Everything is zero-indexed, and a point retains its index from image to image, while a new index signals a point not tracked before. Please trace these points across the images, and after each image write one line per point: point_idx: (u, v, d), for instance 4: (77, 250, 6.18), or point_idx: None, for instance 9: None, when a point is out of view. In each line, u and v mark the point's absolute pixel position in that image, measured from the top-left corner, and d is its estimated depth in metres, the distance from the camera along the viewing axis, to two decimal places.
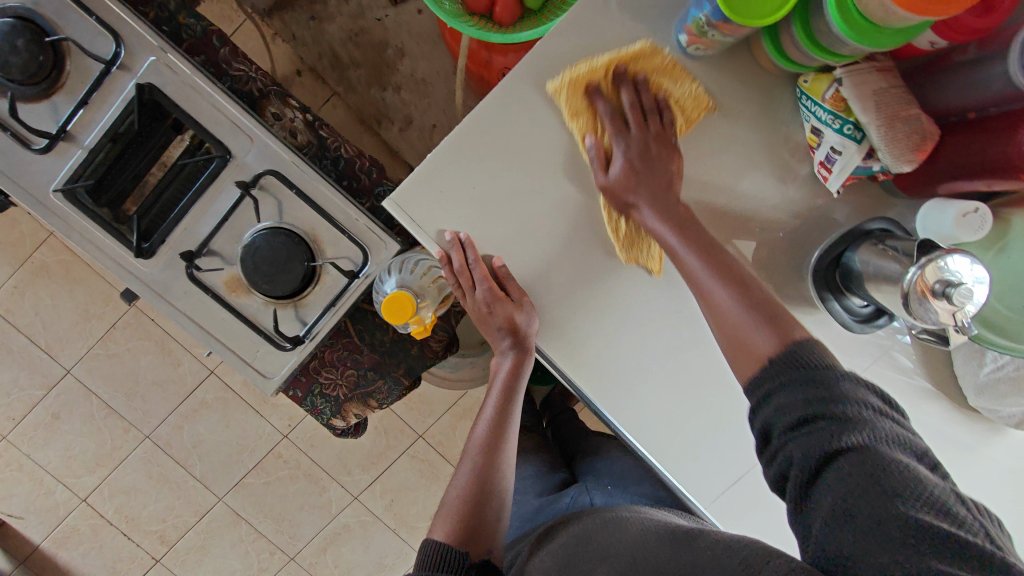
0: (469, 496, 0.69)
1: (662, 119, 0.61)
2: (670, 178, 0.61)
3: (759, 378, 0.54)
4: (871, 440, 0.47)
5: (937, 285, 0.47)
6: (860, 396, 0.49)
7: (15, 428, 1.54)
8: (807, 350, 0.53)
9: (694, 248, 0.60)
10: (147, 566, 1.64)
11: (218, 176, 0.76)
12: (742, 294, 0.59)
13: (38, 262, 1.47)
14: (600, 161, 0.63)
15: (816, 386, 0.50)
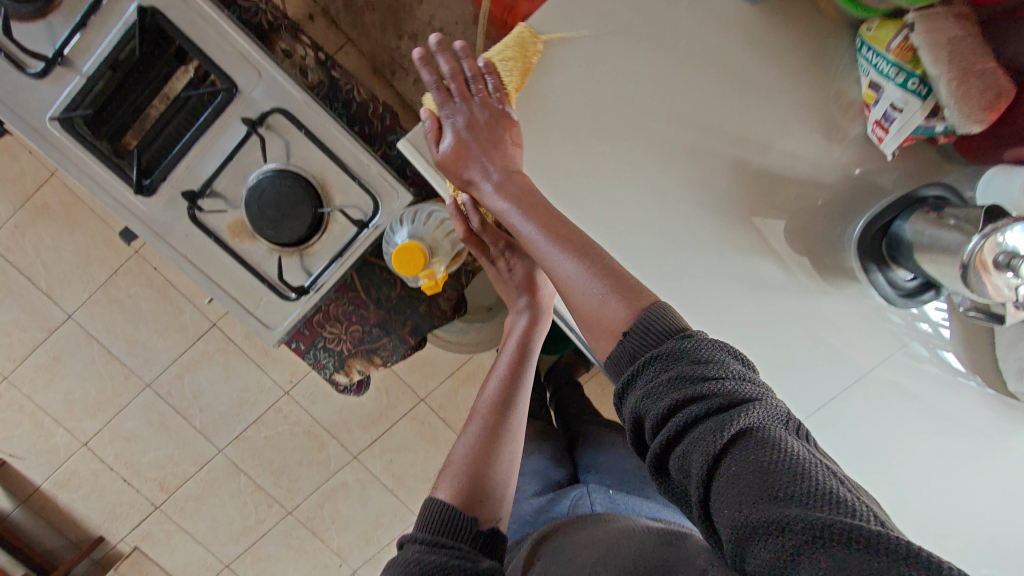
0: (479, 454, 0.66)
1: (487, 86, 0.60)
2: (503, 145, 0.58)
3: (622, 362, 0.47)
4: (746, 417, 0.39)
5: (999, 258, 0.44)
6: (716, 368, 0.42)
7: (16, 369, 1.54)
8: (659, 317, 0.47)
9: (536, 220, 0.54)
10: (146, 512, 1.65)
11: (224, 111, 0.71)
12: (597, 264, 0.51)
13: (39, 202, 1.44)
14: (434, 134, 0.61)
15: (674, 364, 0.43)
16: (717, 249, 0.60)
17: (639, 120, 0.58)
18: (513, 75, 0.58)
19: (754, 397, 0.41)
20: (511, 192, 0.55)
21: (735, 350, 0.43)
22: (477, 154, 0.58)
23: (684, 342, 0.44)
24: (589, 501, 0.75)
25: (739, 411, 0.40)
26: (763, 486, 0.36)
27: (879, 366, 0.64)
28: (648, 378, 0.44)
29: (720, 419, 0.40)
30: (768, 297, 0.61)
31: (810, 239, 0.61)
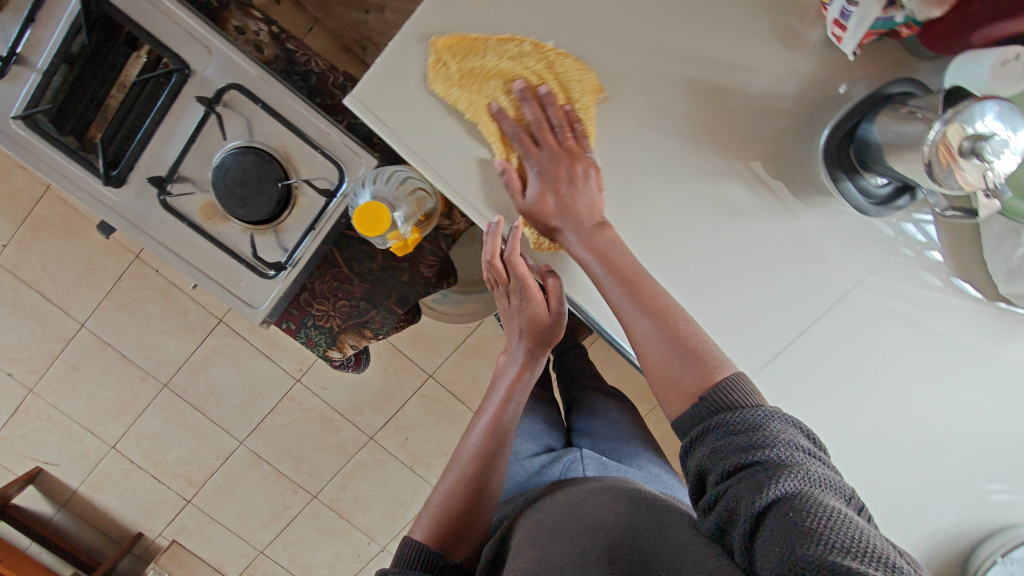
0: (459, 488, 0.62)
1: (573, 133, 0.57)
2: (591, 195, 0.57)
3: (692, 416, 0.48)
4: (797, 480, 0.39)
5: (964, 144, 0.42)
6: (785, 433, 0.43)
7: (40, 380, 1.59)
8: (734, 386, 0.48)
9: (616, 280, 0.56)
10: (179, 507, 1.71)
11: (180, 92, 0.71)
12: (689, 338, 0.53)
13: (38, 217, 1.48)
14: (516, 182, 0.59)
15: (744, 424, 0.44)
16: (681, 175, 0.59)
17: (588, 50, 0.57)
18: (592, 117, 0.58)
19: (810, 464, 0.41)
20: (594, 254, 0.57)
21: (805, 424, 0.44)
22: (567, 209, 0.57)
23: (750, 410, 0.45)
24: (581, 466, 0.71)
25: (788, 472, 0.40)
26: (803, 541, 0.36)
27: (860, 284, 0.62)
28: (710, 443, 0.45)
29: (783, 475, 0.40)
30: (739, 220, 0.60)
31: (777, 157, 0.59)
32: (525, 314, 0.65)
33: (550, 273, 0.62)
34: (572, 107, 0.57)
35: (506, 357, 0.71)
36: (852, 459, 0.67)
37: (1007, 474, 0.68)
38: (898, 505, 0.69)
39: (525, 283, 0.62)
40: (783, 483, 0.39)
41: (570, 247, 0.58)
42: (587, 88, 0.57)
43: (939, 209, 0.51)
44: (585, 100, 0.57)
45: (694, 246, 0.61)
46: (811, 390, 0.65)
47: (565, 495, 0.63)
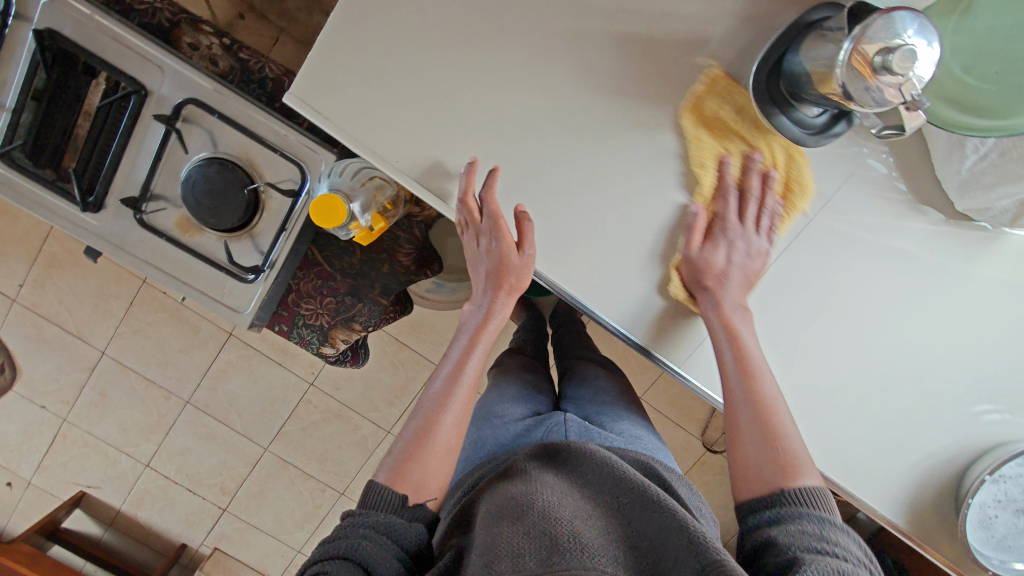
0: (422, 432, 0.58)
1: (767, 212, 0.61)
2: (752, 277, 0.61)
3: (767, 494, 0.52)
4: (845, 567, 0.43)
5: (877, 58, 0.43)
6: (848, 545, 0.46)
7: (72, 409, 1.68)
8: (813, 493, 0.52)
9: (738, 353, 0.59)
10: (216, 516, 1.78)
11: (140, 114, 0.74)
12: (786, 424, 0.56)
13: (48, 254, 1.55)
14: (700, 229, 0.62)
15: (811, 523, 0.48)
16: (619, 131, 0.60)
17: (511, 19, 0.57)
18: (791, 216, 0.62)
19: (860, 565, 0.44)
20: (737, 329, 0.60)
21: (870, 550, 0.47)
22: (723, 280, 0.61)
23: (813, 512, 0.49)
24: (563, 428, 0.72)
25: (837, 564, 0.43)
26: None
27: (815, 218, 0.62)
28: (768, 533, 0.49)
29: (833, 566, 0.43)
30: (682, 169, 0.61)
31: (712, 102, 0.59)
32: (490, 252, 0.62)
33: (522, 212, 0.62)
34: (784, 199, 0.61)
35: (470, 306, 0.67)
36: (829, 393, 0.68)
37: (995, 393, 0.67)
38: (884, 435, 0.69)
39: (497, 223, 0.61)
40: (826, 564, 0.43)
41: (707, 307, 0.61)
42: (800, 189, 0.61)
43: (874, 129, 0.49)
44: (795, 195, 0.61)
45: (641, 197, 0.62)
46: (779, 330, 0.66)
47: (527, 462, 0.60)
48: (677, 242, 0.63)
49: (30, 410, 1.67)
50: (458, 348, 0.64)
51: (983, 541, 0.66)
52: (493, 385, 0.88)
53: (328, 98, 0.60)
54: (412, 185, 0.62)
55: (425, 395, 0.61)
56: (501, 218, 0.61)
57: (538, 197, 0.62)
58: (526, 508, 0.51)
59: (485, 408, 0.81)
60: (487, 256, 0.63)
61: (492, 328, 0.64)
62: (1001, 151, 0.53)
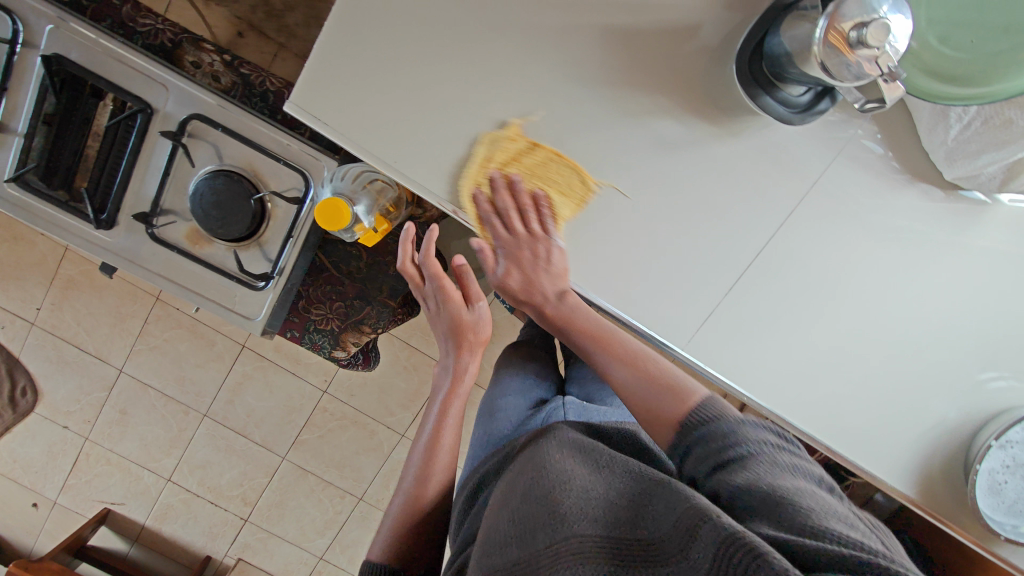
0: (413, 497, 0.71)
1: (536, 215, 0.65)
2: (541, 259, 0.65)
3: (677, 434, 0.54)
4: (791, 478, 0.45)
5: (852, 34, 0.44)
6: (756, 436, 0.49)
7: (94, 428, 1.71)
8: (708, 407, 0.54)
9: (586, 338, 0.65)
10: (239, 526, 1.81)
11: (148, 131, 0.77)
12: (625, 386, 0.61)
13: (65, 277, 1.59)
14: (489, 256, 0.68)
15: (721, 436, 0.50)
16: (611, 121, 0.61)
17: (498, 19, 0.59)
18: (568, 206, 0.64)
19: (813, 478, 0.47)
20: (559, 319, 0.66)
21: (768, 427, 0.51)
22: (527, 278, 0.66)
23: (720, 426, 0.51)
24: (563, 411, 0.77)
25: (761, 464, 0.46)
26: (781, 517, 0.41)
27: (809, 195, 0.63)
28: (698, 450, 0.51)
29: (758, 463, 0.46)
30: (673, 154, 0.62)
31: (701, 88, 0.60)
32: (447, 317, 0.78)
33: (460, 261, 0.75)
34: (543, 194, 0.64)
35: (440, 368, 0.81)
36: (832, 368, 0.69)
37: (996, 360, 0.68)
38: (887, 406, 0.70)
39: (439, 282, 0.76)
40: (764, 472, 0.45)
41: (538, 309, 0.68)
42: (567, 183, 0.63)
43: (859, 104, 0.51)
44: (568, 188, 0.63)
45: (636, 185, 0.63)
46: (781, 312, 0.67)
47: (521, 453, 0.66)
48: (674, 228, 0.65)
49: (53, 431, 1.71)
50: (435, 412, 0.77)
51: (993, 508, 0.67)
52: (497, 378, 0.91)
53: (331, 105, 0.62)
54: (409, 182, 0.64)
55: (412, 465, 0.74)
56: (441, 277, 0.76)
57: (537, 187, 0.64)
58: (513, 496, 0.56)
59: (490, 402, 0.86)
60: (444, 319, 0.79)
61: (462, 387, 0.77)
62: (984, 120, 0.54)
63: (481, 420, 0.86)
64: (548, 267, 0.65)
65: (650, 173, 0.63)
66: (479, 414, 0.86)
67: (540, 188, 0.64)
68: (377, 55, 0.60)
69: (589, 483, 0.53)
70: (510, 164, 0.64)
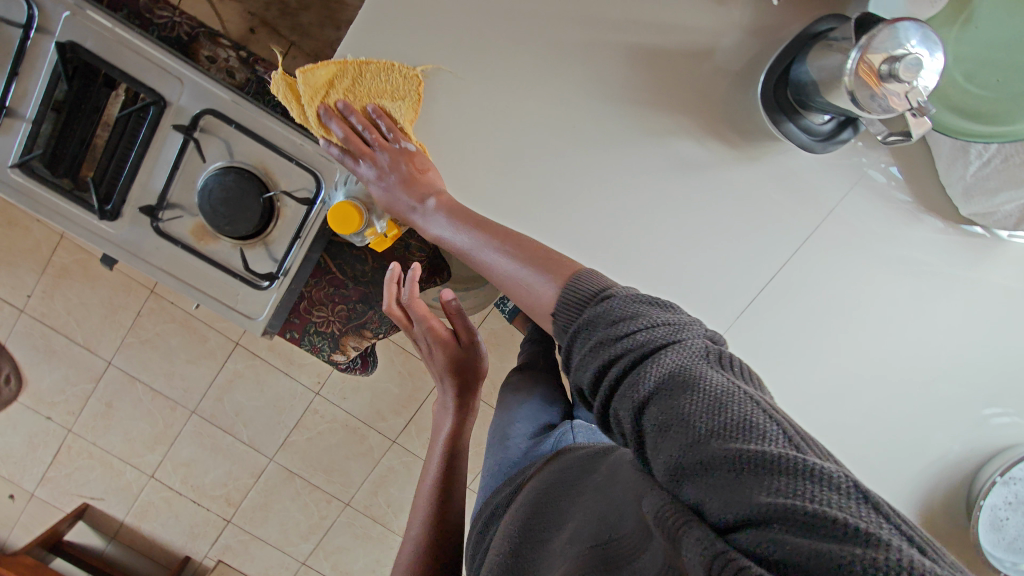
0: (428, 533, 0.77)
1: (381, 130, 0.65)
2: (399, 169, 0.64)
3: (562, 332, 0.48)
4: (685, 365, 0.39)
5: (883, 67, 0.44)
6: (636, 320, 0.42)
7: (77, 420, 1.68)
8: (584, 292, 0.47)
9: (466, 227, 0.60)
10: (221, 527, 1.78)
11: (159, 123, 0.76)
12: (504, 275, 0.56)
13: (58, 265, 1.56)
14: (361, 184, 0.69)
15: (603, 334, 0.43)
16: (632, 139, 0.61)
17: (525, 30, 0.59)
18: (404, 109, 0.63)
19: (715, 353, 0.41)
20: (441, 217, 0.62)
21: (646, 299, 0.43)
22: (394, 192, 0.66)
23: (598, 319, 0.44)
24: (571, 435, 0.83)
25: (652, 365, 0.40)
26: (689, 436, 0.35)
27: (825, 222, 0.63)
28: (585, 339, 0.45)
29: (649, 365, 0.40)
30: (693, 177, 0.62)
31: (723, 111, 0.60)
32: (443, 356, 0.84)
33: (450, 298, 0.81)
34: (376, 106, 0.64)
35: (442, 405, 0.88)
36: (840, 394, 0.69)
37: (1001, 397, 0.68)
38: (891, 437, 0.70)
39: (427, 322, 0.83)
40: (654, 375, 0.39)
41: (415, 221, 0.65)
42: (390, 84, 0.61)
43: (881, 136, 0.51)
44: (393, 88, 0.62)
45: (654, 205, 0.63)
46: (795, 333, 0.67)
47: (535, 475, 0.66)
48: (689, 250, 0.65)
49: (35, 421, 1.67)
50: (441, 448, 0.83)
51: (994, 543, 0.66)
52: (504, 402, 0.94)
53: (329, 86, 0.63)
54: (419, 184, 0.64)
55: (423, 505, 0.80)
56: (428, 318, 0.83)
57: (556, 199, 0.64)
58: (517, 532, 0.54)
59: (501, 430, 0.90)
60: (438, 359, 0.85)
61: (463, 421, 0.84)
62: (1004, 157, 0.55)
63: (494, 447, 0.90)
64: (415, 174, 0.64)
65: (668, 194, 0.63)
66: (491, 442, 0.91)
67: (369, 102, 0.64)
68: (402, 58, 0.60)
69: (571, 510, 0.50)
70: (332, 90, 0.63)
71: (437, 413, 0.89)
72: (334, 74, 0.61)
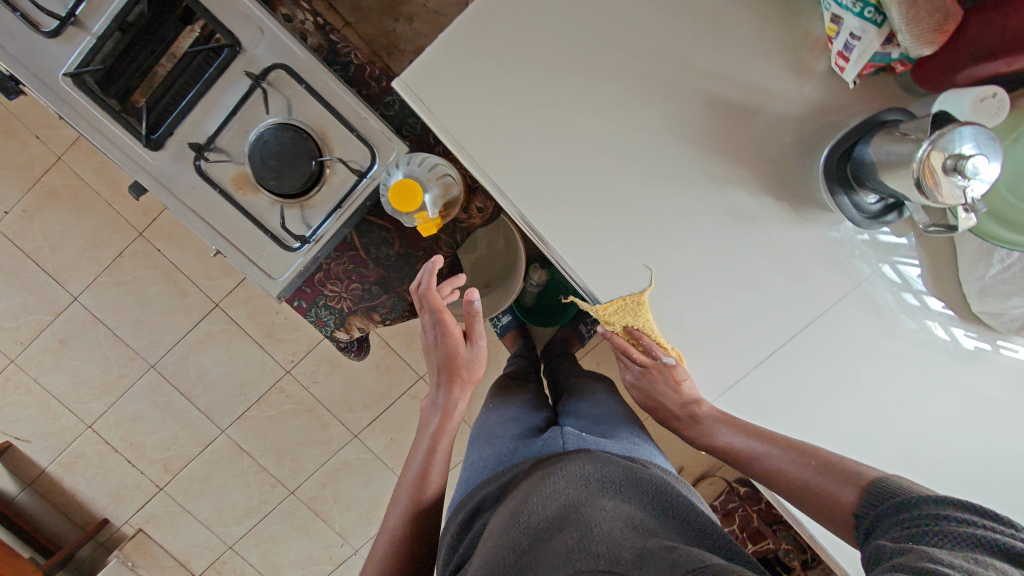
0: (404, 532, 0.76)
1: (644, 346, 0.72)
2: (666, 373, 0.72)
3: (859, 514, 0.54)
4: (957, 554, 0.41)
5: (947, 162, 0.49)
6: (941, 501, 0.46)
7: (24, 352, 1.58)
8: (892, 486, 0.53)
9: (744, 432, 0.67)
10: (151, 494, 1.68)
11: (229, 67, 0.76)
12: (796, 480, 0.61)
13: (46, 187, 1.49)
14: (649, 390, 0.75)
15: (903, 510, 0.49)
16: (694, 180, 0.65)
17: (619, 59, 0.62)
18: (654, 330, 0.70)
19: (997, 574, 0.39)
20: (719, 423, 0.69)
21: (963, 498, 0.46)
22: (673, 398, 0.73)
23: (904, 500, 0.50)
24: (562, 440, 0.81)
25: (924, 533, 0.45)
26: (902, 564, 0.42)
27: (850, 293, 0.68)
28: (886, 514, 0.51)
29: (922, 532, 0.45)
30: (743, 226, 0.66)
31: (781, 173, 0.65)
32: (446, 350, 0.86)
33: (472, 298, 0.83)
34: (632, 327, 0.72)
35: (429, 399, 0.90)
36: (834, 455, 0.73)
37: None
38: None
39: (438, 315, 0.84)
40: (922, 541, 0.44)
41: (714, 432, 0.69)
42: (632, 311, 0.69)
43: (924, 225, 0.58)
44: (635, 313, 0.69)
45: (700, 245, 0.67)
46: (779, 398, 0.72)
47: (524, 482, 0.70)
48: (723, 294, 0.68)
49: None
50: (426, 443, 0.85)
51: None
52: (501, 413, 0.96)
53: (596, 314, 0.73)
54: (480, 177, 0.66)
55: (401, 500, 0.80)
56: (442, 312, 0.85)
57: (615, 221, 0.67)
58: (528, 522, 0.60)
59: (488, 430, 0.92)
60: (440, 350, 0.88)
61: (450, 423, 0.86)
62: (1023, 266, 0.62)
63: (479, 442, 0.91)
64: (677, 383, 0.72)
65: (716, 238, 0.67)
66: (476, 440, 0.92)
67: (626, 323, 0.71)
68: (500, 57, 0.62)
69: (594, 527, 0.56)
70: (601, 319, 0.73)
71: (426, 411, 0.89)
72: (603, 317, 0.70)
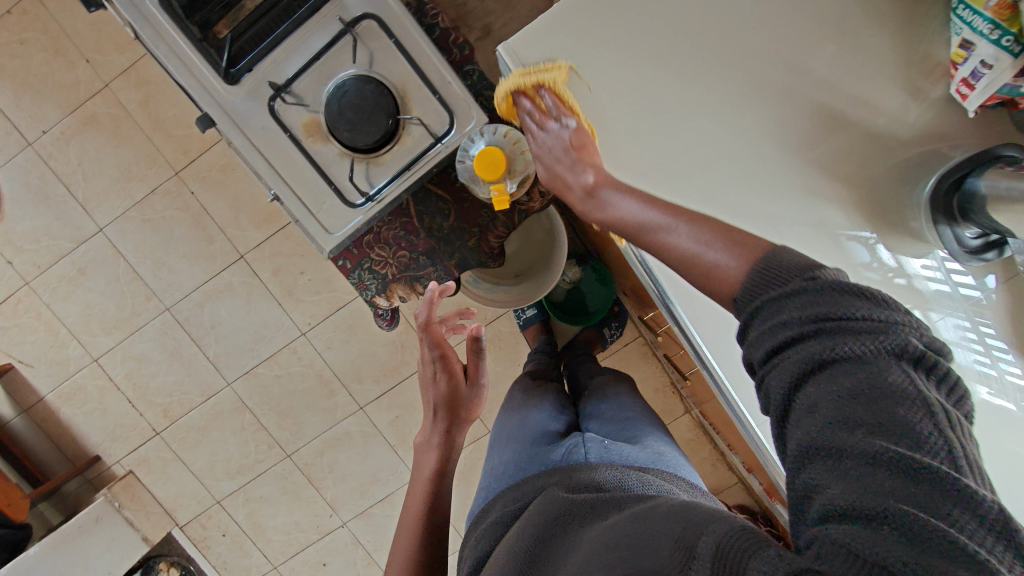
0: (428, 522, 0.70)
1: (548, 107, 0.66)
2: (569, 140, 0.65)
3: (739, 302, 0.45)
4: (890, 404, 0.35)
5: None
6: (854, 313, 0.38)
7: (40, 276, 1.55)
8: (778, 272, 0.42)
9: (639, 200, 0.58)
10: (147, 437, 1.66)
11: (320, 10, 0.74)
12: (684, 253, 0.51)
13: (88, 112, 1.47)
14: (548, 159, 0.67)
15: (801, 319, 0.39)
16: (783, 189, 0.64)
17: (729, 56, 0.61)
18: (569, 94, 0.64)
19: (944, 414, 0.35)
20: (611, 189, 0.60)
21: (865, 295, 0.38)
22: (570, 163, 0.65)
23: (794, 301, 0.40)
24: (584, 450, 0.78)
25: (844, 371, 0.37)
26: (856, 451, 0.35)
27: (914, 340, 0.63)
28: (771, 311, 0.42)
29: (842, 367, 0.37)
30: (830, 245, 0.64)
31: (876, 195, 0.63)
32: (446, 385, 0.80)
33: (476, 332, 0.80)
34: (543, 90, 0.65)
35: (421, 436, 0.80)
36: None
37: None
38: None
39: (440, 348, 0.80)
40: (845, 381, 0.37)
41: (610, 200, 0.60)
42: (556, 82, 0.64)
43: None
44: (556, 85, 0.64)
45: None
46: None
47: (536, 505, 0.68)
48: None
49: None
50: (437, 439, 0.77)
51: None
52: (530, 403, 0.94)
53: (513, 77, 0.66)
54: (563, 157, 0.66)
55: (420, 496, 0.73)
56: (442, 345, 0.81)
57: None
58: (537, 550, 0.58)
59: (510, 433, 0.90)
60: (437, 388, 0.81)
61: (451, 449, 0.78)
62: None
63: (503, 442, 0.90)
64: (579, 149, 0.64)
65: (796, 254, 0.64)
66: (498, 440, 0.91)
67: (540, 85, 0.64)
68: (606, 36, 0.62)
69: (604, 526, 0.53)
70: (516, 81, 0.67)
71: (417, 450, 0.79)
72: (518, 80, 0.65)
